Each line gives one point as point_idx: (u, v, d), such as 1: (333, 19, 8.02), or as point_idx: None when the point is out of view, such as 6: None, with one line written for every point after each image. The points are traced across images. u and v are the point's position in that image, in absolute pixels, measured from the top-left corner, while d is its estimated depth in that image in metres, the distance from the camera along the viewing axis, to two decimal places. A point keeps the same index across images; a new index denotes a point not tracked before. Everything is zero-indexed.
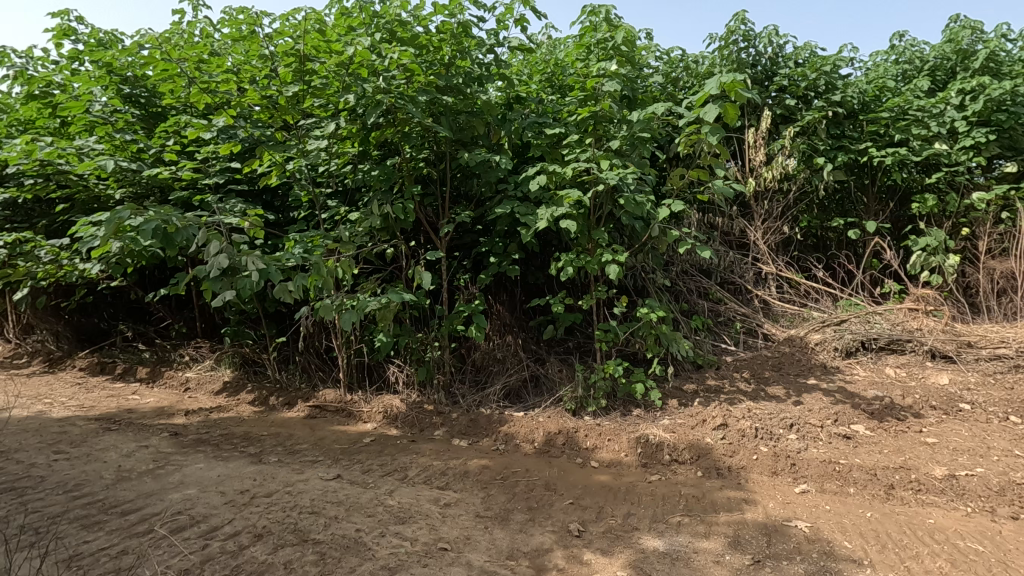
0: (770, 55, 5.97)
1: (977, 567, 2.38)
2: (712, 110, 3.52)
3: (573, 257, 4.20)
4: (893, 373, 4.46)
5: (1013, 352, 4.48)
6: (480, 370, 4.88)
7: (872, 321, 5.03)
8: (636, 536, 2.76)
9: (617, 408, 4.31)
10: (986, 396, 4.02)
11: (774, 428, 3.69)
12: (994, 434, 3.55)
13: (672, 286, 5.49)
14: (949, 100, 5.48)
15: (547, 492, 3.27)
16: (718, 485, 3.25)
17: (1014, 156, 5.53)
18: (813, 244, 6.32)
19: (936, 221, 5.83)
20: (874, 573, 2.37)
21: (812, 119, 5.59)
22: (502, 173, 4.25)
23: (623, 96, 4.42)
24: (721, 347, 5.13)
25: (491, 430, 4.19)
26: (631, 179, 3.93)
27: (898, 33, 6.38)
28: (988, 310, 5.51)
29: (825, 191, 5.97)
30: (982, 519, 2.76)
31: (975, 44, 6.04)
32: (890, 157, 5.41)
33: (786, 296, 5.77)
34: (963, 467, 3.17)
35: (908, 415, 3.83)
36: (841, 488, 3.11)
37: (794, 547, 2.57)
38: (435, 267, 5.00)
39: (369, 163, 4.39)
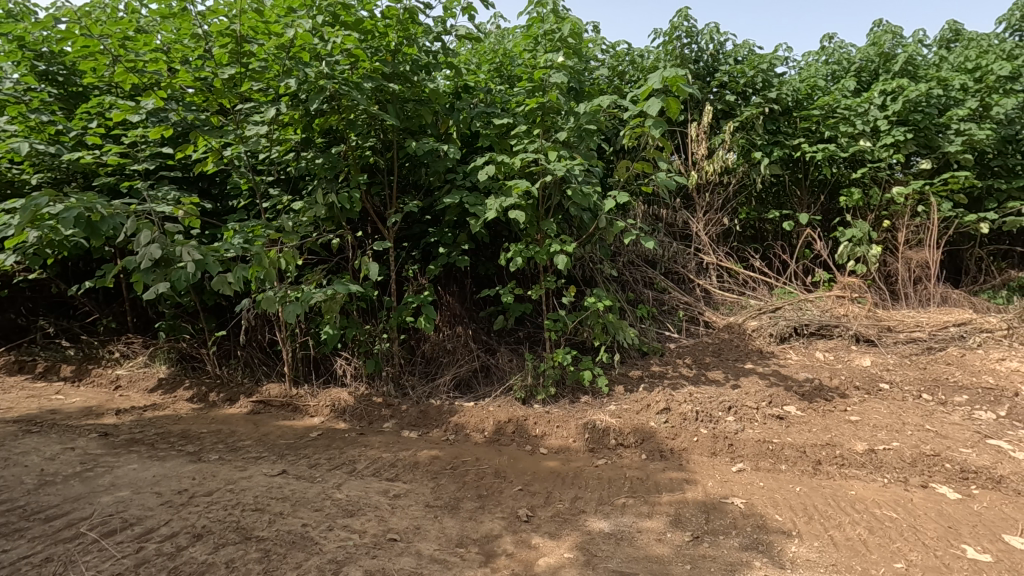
0: (711, 52, 6.21)
1: (891, 532, 2.58)
2: (655, 103, 3.61)
3: (522, 247, 4.24)
4: (822, 356, 4.73)
5: (926, 335, 4.86)
6: (430, 361, 4.90)
7: (803, 308, 5.34)
8: (582, 519, 2.84)
9: (566, 395, 4.40)
10: (903, 376, 4.34)
11: (714, 410, 3.86)
12: (908, 411, 3.84)
13: (619, 276, 5.65)
14: (873, 100, 5.82)
15: (497, 479, 3.31)
16: (661, 467, 3.38)
17: (929, 154, 5.91)
18: (750, 235, 6.67)
19: (862, 214, 6.19)
20: (801, 542, 2.54)
21: (750, 114, 5.86)
22: (450, 163, 4.23)
23: (570, 88, 4.47)
24: (665, 334, 5.32)
25: (441, 421, 4.19)
26: (578, 170, 3.98)
27: (828, 35, 6.73)
28: (906, 297, 5.86)
29: (762, 184, 6.28)
30: (897, 488, 3.00)
31: (895, 47, 6.50)
32: (821, 153, 5.74)
33: (725, 285, 6.03)
34: (881, 442, 3.41)
35: (835, 396, 4.09)
36: (773, 466, 3.30)
37: (730, 522, 2.72)
38: (383, 258, 4.95)
39: (313, 151, 4.28)
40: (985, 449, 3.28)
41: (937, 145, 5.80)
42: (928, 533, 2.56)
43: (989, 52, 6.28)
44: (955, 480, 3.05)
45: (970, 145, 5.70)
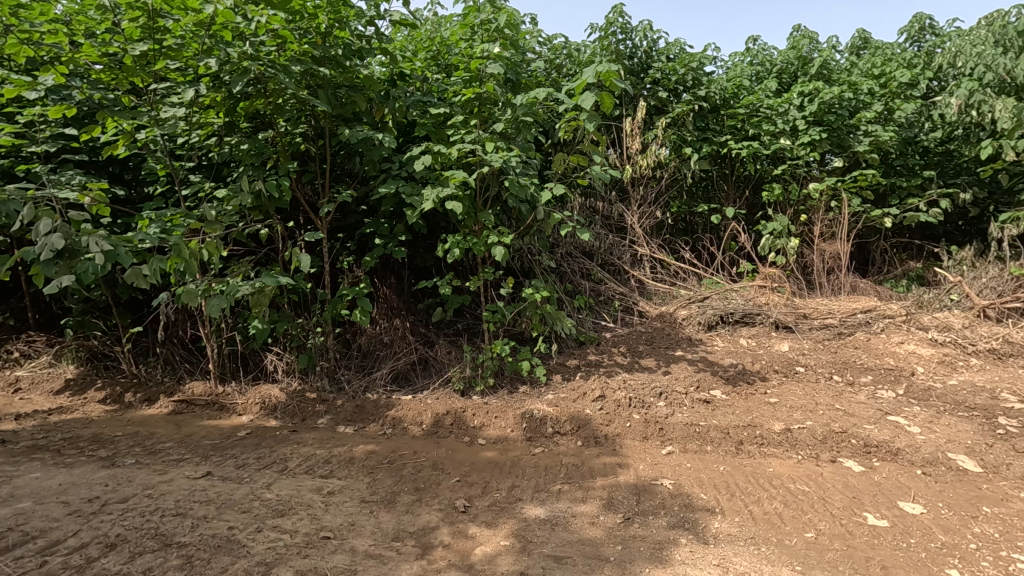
0: (645, 49, 6.38)
1: (803, 505, 2.77)
2: (589, 98, 3.66)
3: (460, 238, 4.20)
4: (746, 343, 5.02)
5: (838, 321, 5.23)
6: (367, 355, 4.80)
7: (728, 297, 5.63)
8: (519, 506, 2.89)
9: (504, 385, 4.43)
10: (817, 359, 4.66)
11: (646, 396, 4.01)
12: (821, 392, 4.13)
13: (558, 267, 5.75)
14: (792, 101, 6.19)
15: (435, 472, 3.30)
16: (596, 452, 3.47)
17: (841, 153, 6.32)
18: (682, 228, 7.00)
19: (782, 208, 6.58)
20: (724, 518, 2.69)
21: (681, 111, 6.12)
22: (386, 152, 4.12)
23: (506, 80, 4.47)
24: (601, 324, 5.48)
25: (378, 415, 4.12)
26: (515, 162, 3.98)
27: (752, 37, 7.07)
28: (820, 287, 6.28)
29: (692, 178, 6.59)
30: (809, 464, 3.23)
31: (812, 51, 6.92)
32: (746, 150, 6.08)
33: (658, 276, 6.27)
34: (796, 421, 3.65)
35: (756, 379, 4.34)
36: (700, 447, 3.47)
37: (659, 503, 2.84)
38: (316, 249, 4.79)
39: (237, 136, 4.07)
40: (886, 424, 3.58)
41: (849, 145, 6.19)
42: (835, 503, 2.78)
43: (892, 60, 6.81)
44: (859, 454, 3.30)
45: (876, 146, 6.14)
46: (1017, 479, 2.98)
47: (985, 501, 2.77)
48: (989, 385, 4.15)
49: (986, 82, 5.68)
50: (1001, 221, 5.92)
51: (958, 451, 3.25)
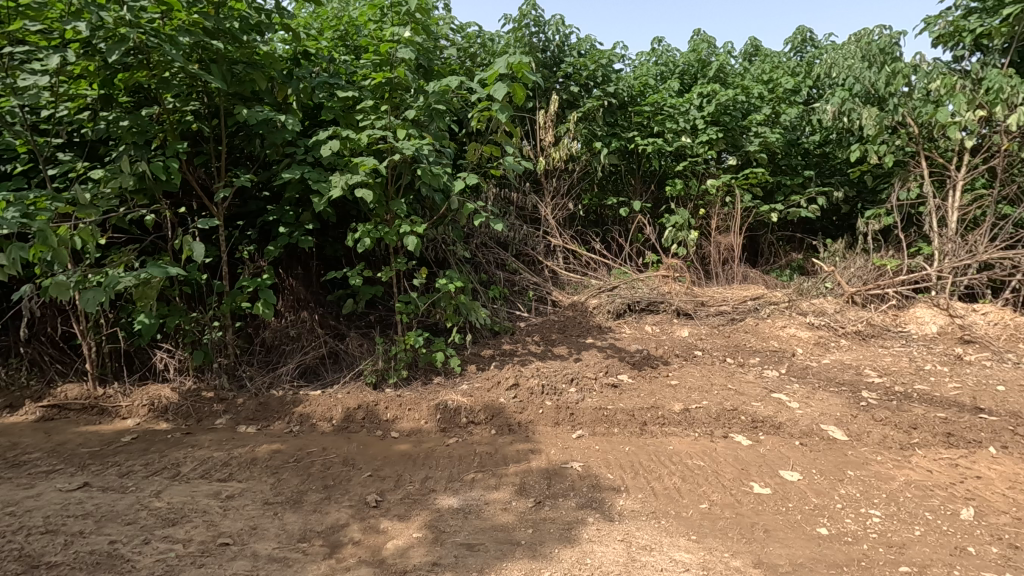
0: (557, 43, 6.55)
1: (699, 478, 2.99)
2: (501, 88, 3.68)
3: (371, 227, 4.07)
4: (650, 329, 5.32)
5: (731, 308, 5.66)
6: (272, 350, 4.56)
7: (635, 286, 5.90)
8: (432, 497, 2.87)
9: (419, 377, 4.38)
10: (712, 343, 5.03)
11: (558, 383, 4.12)
12: (716, 373, 4.46)
13: (472, 258, 5.77)
14: (693, 102, 6.64)
15: (345, 468, 3.20)
16: (510, 440, 3.53)
17: (735, 152, 6.81)
18: (592, 220, 7.27)
19: (684, 203, 6.99)
20: (628, 495, 2.84)
21: (592, 106, 6.36)
22: (290, 135, 3.90)
23: (418, 65, 4.36)
24: (515, 314, 5.58)
25: (283, 412, 3.91)
26: (427, 150, 3.90)
27: (657, 38, 7.42)
28: (716, 276, 6.74)
29: (602, 172, 6.84)
30: (705, 440, 3.48)
31: (711, 55, 7.37)
32: (651, 146, 6.43)
33: (570, 266, 6.45)
34: (694, 401, 3.92)
35: (659, 363, 4.61)
36: (607, 430, 3.63)
37: (569, 485, 2.94)
38: (212, 237, 4.46)
39: (116, 112, 3.68)
40: (770, 401, 3.92)
41: (741, 145, 6.70)
42: (726, 475, 3.02)
43: (778, 68, 7.43)
44: (747, 429, 3.60)
45: (765, 146, 6.66)
46: (876, 445, 3.38)
47: (850, 465, 3.12)
48: (855, 362, 4.67)
49: (855, 92, 6.30)
50: (867, 217, 6.65)
51: (829, 422, 3.62)
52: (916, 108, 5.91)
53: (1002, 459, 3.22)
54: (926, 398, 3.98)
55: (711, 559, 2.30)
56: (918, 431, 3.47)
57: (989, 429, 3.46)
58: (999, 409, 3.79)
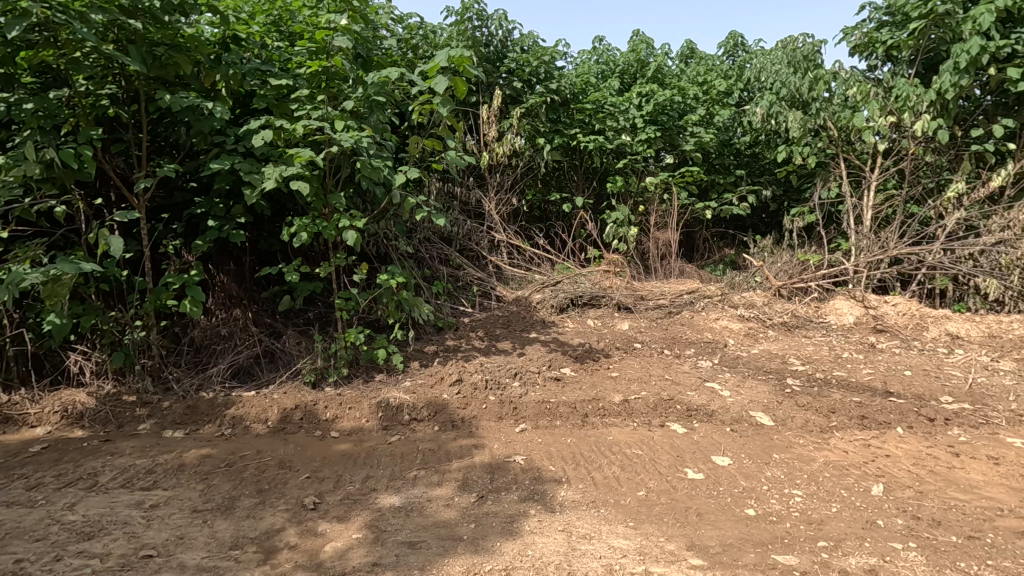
0: (500, 38, 6.54)
1: (637, 467, 3.08)
2: (442, 82, 3.63)
3: (308, 221, 3.92)
4: (592, 323, 5.43)
5: (668, 302, 5.86)
6: (201, 350, 4.33)
7: (578, 281, 6.00)
8: (373, 497, 2.82)
9: (360, 374, 4.28)
10: (651, 336, 5.19)
11: (501, 377, 4.14)
12: (654, 364, 4.60)
13: (416, 253, 5.69)
14: (632, 101, 6.83)
15: (281, 470, 3.09)
16: (453, 436, 3.51)
17: (673, 151, 7.04)
18: (538, 216, 7.39)
19: (624, 199, 7.17)
20: (569, 486, 2.90)
21: (535, 103, 6.42)
22: (218, 124, 3.71)
23: (356, 55, 4.24)
24: (459, 309, 5.57)
25: (214, 415, 3.73)
26: (367, 143, 3.79)
27: (598, 37, 7.56)
28: (655, 271, 6.93)
29: (545, 168, 6.91)
30: (643, 430, 3.59)
31: (649, 55, 7.57)
32: (592, 143, 6.56)
33: (514, 262, 6.48)
34: (633, 392, 4.04)
35: (601, 355, 4.72)
36: (550, 423, 3.68)
37: (511, 479, 2.96)
38: (133, 231, 4.18)
39: (18, 93, 3.38)
40: (703, 390, 4.09)
41: (678, 144, 6.94)
42: (663, 462, 3.13)
43: (712, 70, 7.77)
44: (683, 418, 3.74)
45: (700, 146, 6.93)
46: (799, 429, 3.60)
47: (775, 449, 3.31)
48: (781, 352, 4.94)
49: (782, 96, 6.65)
50: (792, 214, 7.04)
51: (757, 409, 3.82)
52: (836, 113, 6.33)
53: (908, 438, 3.49)
54: (843, 383, 4.27)
55: (647, 544, 2.38)
56: (836, 415, 3.72)
57: (898, 410, 3.75)
58: (906, 392, 4.12)
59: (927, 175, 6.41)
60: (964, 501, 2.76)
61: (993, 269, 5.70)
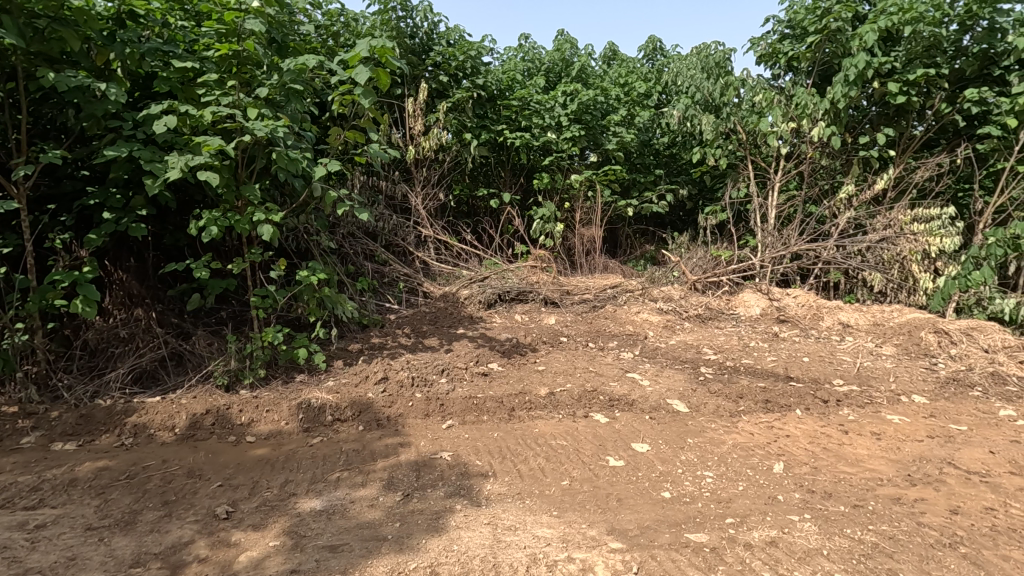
0: (426, 30, 6.46)
1: (561, 458, 3.15)
2: (364, 72, 3.52)
3: (218, 214, 3.68)
4: (519, 318, 5.50)
5: (593, 296, 6.04)
6: (97, 354, 3.97)
7: (505, 276, 6.03)
8: (292, 502, 2.71)
9: (279, 375, 4.09)
10: (576, 329, 5.33)
11: (428, 374, 4.10)
12: (579, 357, 4.73)
13: (339, 249, 5.52)
14: (557, 99, 6.97)
15: (190, 480, 2.90)
16: (378, 435, 3.44)
17: (596, 149, 7.25)
18: (465, 211, 7.45)
19: (550, 196, 7.30)
20: (495, 480, 2.92)
21: (461, 97, 6.40)
22: (113, 107, 3.40)
23: (270, 39, 4.02)
24: (385, 306, 5.46)
25: (112, 424, 3.44)
26: (284, 132, 3.61)
27: (524, 35, 7.64)
28: (580, 266, 7.10)
29: (473, 163, 6.90)
30: (568, 421, 3.68)
31: (573, 55, 7.74)
32: (519, 140, 6.62)
33: (442, 258, 6.45)
34: (558, 385, 4.13)
35: (528, 350, 4.79)
36: (477, 418, 3.69)
37: (437, 475, 2.94)
38: (13, 224, 3.77)
39: None
40: (625, 380, 4.26)
41: (601, 143, 7.15)
42: (586, 452, 3.23)
43: (633, 73, 8.07)
44: (605, 408, 3.87)
45: (621, 145, 7.18)
46: (710, 414, 3.83)
47: (690, 434, 3.51)
48: (696, 342, 5.23)
49: (696, 100, 7.01)
50: (706, 213, 7.46)
51: (673, 396, 4.03)
52: (744, 117, 6.77)
53: (806, 418, 3.81)
54: (750, 370, 4.59)
55: (570, 531, 2.44)
56: (744, 400, 3.99)
57: (797, 394, 4.09)
58: (804, 376, 4.49)
59: (823, 177, 6.98)
60: (851, 473, 3.05)
61: (878, 263, 6.29)
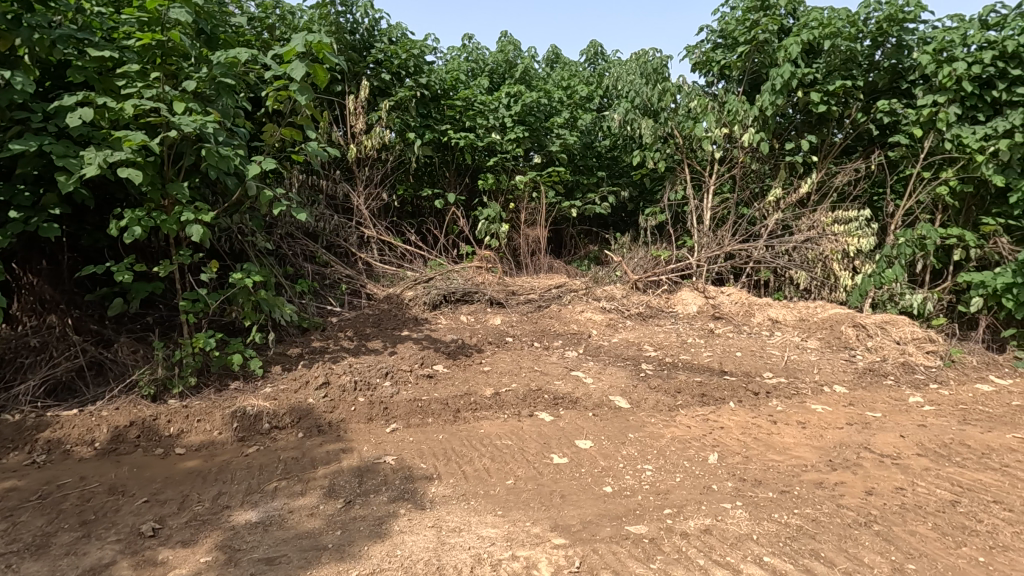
0: (366, 27, 6.34)
1: (506, 457, 3.17)
2: (299, 68, 3.41)
3: (142, 213, 3.47)
4: (465, 319, 5.49)
5: (538, 296, 6.09)
6: (5, 366, 3.68)
7: (450, 277, 6.00)
8: (225, 515, 2.59)
9: (211, 383, 3.89)
10: (521, 329, 5.37)
11: (371, 378, 4.02)
12: (524, 356, 4.77)
13: (276, 250, 5.32)
14: (501, 100, 6.99)
15: (112, 497, 2.72)
16: (319, 442, 3.34)
17: (540, 151, 7.32)
18: (410, 211, 7.36)
19: (496, 197, 7.31)
20: (440, 482, 2.90)
21: (404, 96, 6.31)
22: (20, 98, 3.15)
23: (199, 31, 3.79)
24: (326, 309, 5.32)
25: (22, 440, 3.18)
26: (213, 128, 3.44)
27: (468, 35, 7.63)
28: (525, 266, 7.16)
29: (417, 163, 6.82)
30: (513, 420, 3.70)
31: (517, 57, 7.79)
32: (463, 140, 6.60)
33: (385, 259, 6.35)
34: (504, 385, 4.15)
35: (473, 350, 4.78)
36: (421, 420, 3.65)
37: (381, 480, 2.89)
38: None
39: None
40: (569, 378, 4.33)
41: (545, 144, 7.24)
42: (531, 450, 3.26)
43: (575, 76, 8.21)
44: (550, 406, 3.92)
45: (565, 147, 7.29)
46: (650, 408, 3.96)
47: (631, 429, 3.61)
48: (637, 340, 5.39)
49: (636, 104, 7.22)
50: (647, 214, 7.69)
51: (615, 393, 4.13)
52: (680, 122, 7.02)
53: (738, 410, 4.00)
54: (687, 365, 4.77)
55: (515, 530, 2.46)
56: (681, 394, 4.14)
57: (730, 387, 4.29)
58: (737, 370, 4.71)
59: (754, 180, 7.35)
60: (779, 461, 3.23)
61: (803, 263, 6.68)
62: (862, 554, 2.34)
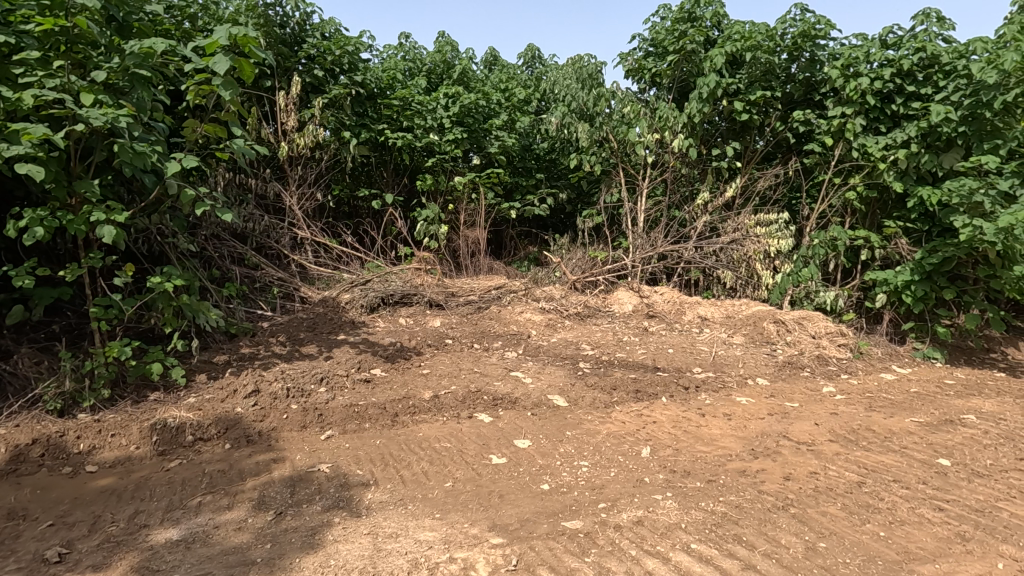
0: (297, 21, 6.13)
1: (444, 460, 3.15)
2: (223, 62, 3.24)
3: (45, 213, 3.19)
4: (404, 322, 5.42)
5: (478, 297, 6.09)
6: None
7: (388, 279, 5.89)
8: (143, 535, 2.44)
9: (127, 395, 3.64)
10: (461, 331, 5.35)
11: (305, 384, 3.88)
12: (464, 358, 4.76)
13: (201, 252, 5.05)
14: (439, 100, 6.94)
15: (11, 523, 2.50)
16: (248, 452, 3.19)
17: (479, 152, 7.33)
18: (346, 212, 7.18)
19: (434, 198, 7.26)
20: (376, 488, 2.85)
21: (338, 94, 6.14)
22: None
23: (110, 17, 3.60)
24: (256, 313, 5.10)
25: None
26: (127, 122, 3.21)
27: (404, 34, 7.53)
28: (465, 268, 7.13)
29: (352, 162, 6.66)
30: (453, 423, 3.68)
31: (455, 58, 7.77)
32: (400, 140, 6.51)
33: (320, 260, 6.16)
34: (443, 387, 4.12)
35: (412, 353, 4.72)
36: (358, 426, 3.55)
37: (315, 489, 2.80)
38: None
39: None
40: (508, 379, 4.36)
41: (484, 146, 7.25)
42: (470, 452, 3.26)
43: (513, 79, 8.28)
44: (490, 407, 3.93)
45: (503, 149, 7.33)
46: (588, 406, 4.05)
47: (568, 427, 3.68)
48: (575, 339, 5.50)
49: (572, 108, 7.37)
50: (584, 216, 7.86)
51: (554, 392, 4.20)
52: (615, 127, 7.22)
53: (670, 405, 4.17)
54: (623, 363, 4.92)
55: (452, 532, 2.45)
56: (617, 391, 4.27)
57: (662, 383, 4.46)
58: (669, 366, 4.91)
59: (684, 184, 7.67)
60: (707, 452, 3.39)
61: (729, 263, 7.04)
62: (779, 535, 2.50)
